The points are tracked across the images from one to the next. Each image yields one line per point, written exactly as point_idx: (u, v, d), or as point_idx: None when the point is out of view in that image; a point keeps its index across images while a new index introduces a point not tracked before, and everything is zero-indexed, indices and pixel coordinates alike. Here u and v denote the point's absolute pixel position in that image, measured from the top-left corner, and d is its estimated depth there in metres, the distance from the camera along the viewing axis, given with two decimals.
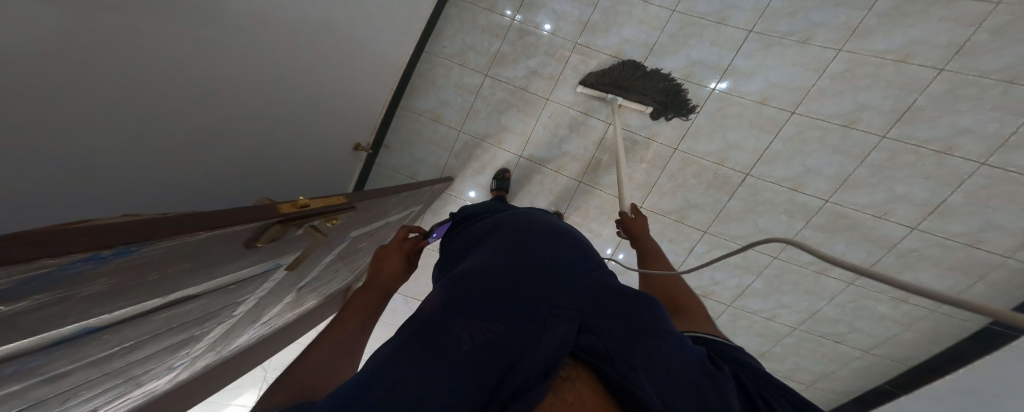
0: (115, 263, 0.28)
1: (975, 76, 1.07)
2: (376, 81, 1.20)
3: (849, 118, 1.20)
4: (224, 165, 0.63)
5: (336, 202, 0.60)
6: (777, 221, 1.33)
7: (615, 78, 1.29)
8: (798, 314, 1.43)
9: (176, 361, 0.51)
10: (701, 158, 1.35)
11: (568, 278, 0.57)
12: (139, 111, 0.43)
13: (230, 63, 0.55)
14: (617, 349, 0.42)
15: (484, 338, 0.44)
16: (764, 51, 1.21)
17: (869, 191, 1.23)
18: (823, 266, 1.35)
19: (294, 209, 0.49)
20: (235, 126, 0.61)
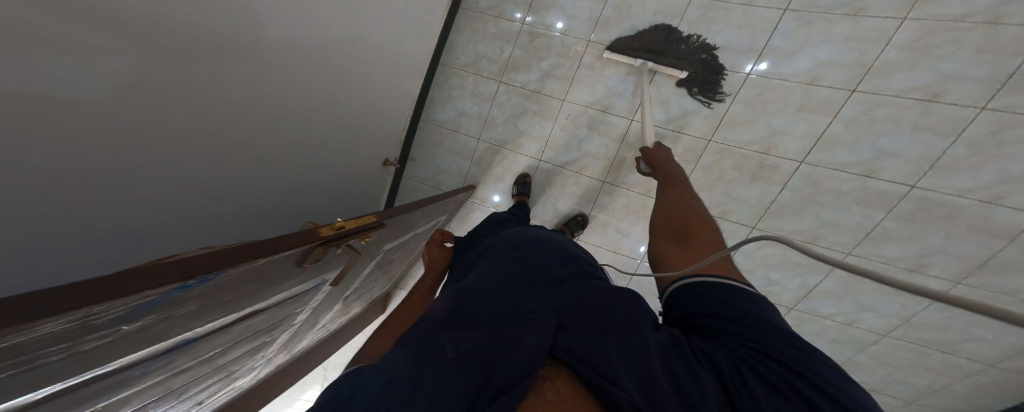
0: (199, 287, 0.38)
1: None
2: (390, 87, 0.94)
3: (932, 90, 0.89)
4: (289, 198, 0.69)
5: (366, 222, 0.71)
6: (848, 212, 1.04)
7: (654, 40, 0.96)
8: (887, 320, 1.16)
9: (254, 362, 0.69)
10: (741, 148, 1.00)
11: (547, 283, 0.52)
12: (227, 148, 0.47)
13: (285, 91, 0.55)
14: (593, 347, 0.37)
15: (467, 343, 0.39)
16: (807, 29, 0.92)
17: (974, 173, 0.93)
18: (919, 263, 1.04)
19: (330, 231, 0.60)
20: (298, 148, 0.65)
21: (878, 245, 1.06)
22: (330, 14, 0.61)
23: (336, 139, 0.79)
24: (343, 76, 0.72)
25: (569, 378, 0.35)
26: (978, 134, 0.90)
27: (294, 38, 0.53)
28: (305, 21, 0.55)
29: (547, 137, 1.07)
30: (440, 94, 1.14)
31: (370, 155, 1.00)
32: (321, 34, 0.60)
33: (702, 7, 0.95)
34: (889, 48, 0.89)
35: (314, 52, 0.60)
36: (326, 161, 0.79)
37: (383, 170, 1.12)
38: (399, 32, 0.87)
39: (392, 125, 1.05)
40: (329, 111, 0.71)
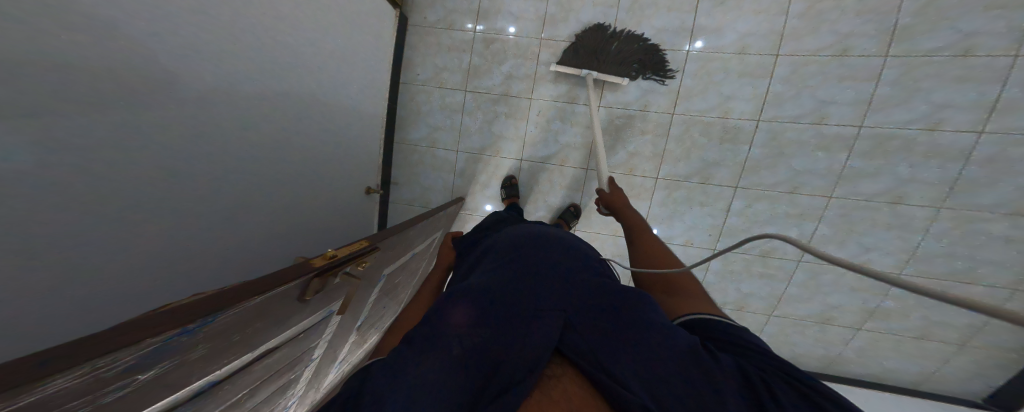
0: (201, 330, 0.37)
1: None
2: (365, 117, 1.01)
3: (841, 48, 1.01)
4: (256, 221, 0.66)
5: (359, 247, 0.68)
6: (814, 159, 1.15)
7: (591, 45, 1.02)
8: (895, 257, 1.21)
9: (287, 402, 0.58)
10: (703, 115, 1.08)
11: (550, 286, 0.65)
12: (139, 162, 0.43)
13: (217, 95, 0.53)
14: (595, 348, 0.51)
15: (475, 341, 0.53)
16: (723, 7, 1.00)
17: (906, 106, 1.09)
18: (896, 195, 1.16)
19: (323, 260, 0.58)
20: (249, 158, 0.61)
21: (853, 184, 1.16)
22: (278, 29, 0.63)
23: (310, 158, 0.79)
24: (303, 93, 0.73)
25: (575, 379, 0.50)
26: (896, 75, 1.08)
27: (225, 42, 0.52)
28: (240, 29, 0.55)
29: (523, 137, 1.14)
30: (409, 113, 1.17)
31: (350, 180, 1.01)
32: (267, 46, 0.61)
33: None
34: (791, 17, 0.99)
35: (264, 61, 0.61)
36: (304, 181, 0.79)
37: (368, 199, 1.14)
38: (361, 64, 0.93)
39: (369, 151, 1.08)
40: (295, 123, 0.72)
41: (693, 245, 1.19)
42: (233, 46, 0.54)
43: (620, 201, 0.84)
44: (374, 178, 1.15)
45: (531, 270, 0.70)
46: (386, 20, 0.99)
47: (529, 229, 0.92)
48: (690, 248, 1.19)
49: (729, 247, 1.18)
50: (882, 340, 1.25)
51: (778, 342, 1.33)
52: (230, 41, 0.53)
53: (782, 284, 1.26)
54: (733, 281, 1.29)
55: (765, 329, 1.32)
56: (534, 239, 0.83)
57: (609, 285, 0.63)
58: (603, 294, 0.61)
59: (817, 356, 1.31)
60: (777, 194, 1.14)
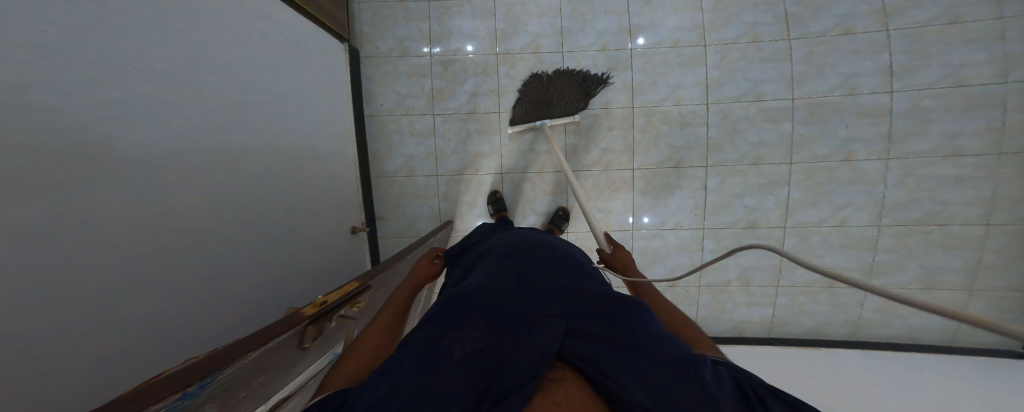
0: (204, 390, 0.41)
1: None
2: (327, 151, 0.95)
3: (750, 35, 1.16)
4: (224, 272, 0.65)
5: (351, 288, 0.66)
6: (766, 131, 1.24)
7: (532, 98, 1.04)
8: (868, 210, 1.26)
9: None
10: (659, 105, 1.14)
11: (553, 285, 0.58)
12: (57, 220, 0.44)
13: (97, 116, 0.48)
14: (601, 353, 0.45)
15: (476, 345, 0.47)
16: (648, 8, 1.13)
17: (823, 76, 1.24)
18: (847, 153, 1.25)
19: (314, 308, 0.58)
20: (179, 198, 0.59)
21: (807, 148, 1.24)
22: (180, 61, 0.60)
23: (251, 190, 0.72)
24: (231, 124, 0.68)
25: (575, 381, 0.44)
26: (804, 53, 1.24)
27: (87, 67, 0.48)
28: (120, 55, 0.52)
29: (500, 151, 1.09)
30: (381, 145, 1.11)
31: (321, 219, 0.92)
32: (165, 78, 0.58)
33: (570, 4, 1.10)
34: (705, 11, 1.15)
35: (158, 88, 0.56)
36: (266, 221, 0.75)
37: (354, 239, 1.05)
38: (303, 94, 0.88)
39: (340, 187, 1.00)
40: (221, 152, 0.66)
41: (683, 228, 1.19)
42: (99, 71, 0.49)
43: (622, 260, 0.75)
44: (357, 215, 1.06)
45: (534, 269, 0.63)
46: (335, 56, 1.00)
47: (527, 233, 0.86)
48: (680, 231, 1.19)
49: (716, 224, 1.19)
50: None
51: (798, 314, 1.26)
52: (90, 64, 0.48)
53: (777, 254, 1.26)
54: (732, 257, 1.27)
55: (778, 302, 1.27)
56: (536, 241, 0.77)
57: (610, 291, 0.56)
58: (606, 296, 0.54)
59: (838, 323, 1.25)
60: (744, 167, 1.18)
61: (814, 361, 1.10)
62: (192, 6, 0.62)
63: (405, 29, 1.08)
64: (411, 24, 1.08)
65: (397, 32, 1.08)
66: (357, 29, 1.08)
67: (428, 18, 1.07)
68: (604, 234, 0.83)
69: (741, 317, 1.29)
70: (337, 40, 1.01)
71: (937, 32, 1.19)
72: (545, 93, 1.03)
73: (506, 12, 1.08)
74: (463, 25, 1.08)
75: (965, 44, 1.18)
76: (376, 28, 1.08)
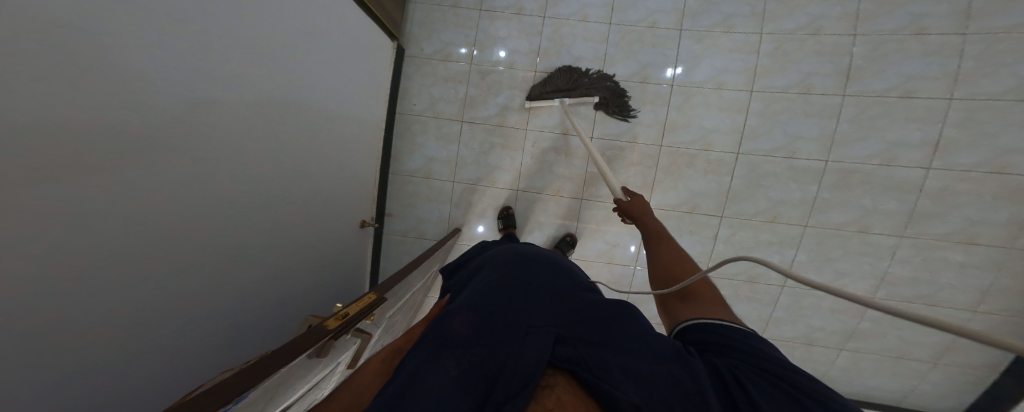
0: (240, 403, 0.43)
1: (885, 35, 1.15)
2: (358, 148, 0.95)
3: (803, 85, 1.09)
4: (274, 276, 0.68)
5: (369, 300, 0.70)
6: (790, 190, 1.22)
7: (559, 81, 1.00)
8: (867, 281, 1.27)
9: None
10: (688, 148, 1.11)
11: (543, 295, 0.59)
12: (209, 242, 0.51)
13: (234, 150, 0.53)
14: (590, 356, 0.47)
15: (469, 361, 0.47)
16: (701, 45, 1.06)
17: (864, 142, 1.19)
18: (864, 223, 1.23)
19: (337, 321, 0.61)
20: (260, 209, 0.62)
21: (825, 213, 1.23)
22: (284, 85, 0.62)
23: (295, 198, 0.72)
24: (303, 137, 0.70)
25: (569, 384, 0.45)
26: (854, 113, 1.18)
27: (238, 110, 0.52)
28: (224, 75, 0.49)
29: (519, 168, 1.08)
30: (404, 143, 1.09)
31: (340, 216, 0.93)
32: (257, 93, 0.56)
33: (620, 32, 1.03)
34: (761, 55, 1.07)
35: (244, 106, 0.54)
36: (300, 228, 0.76)
37: (362, 232, 1.06)
38: (348, 96, 0.85)
39: (362, 185, 1.01)
40: (277, 165, 0.65)
41: None
42: (211, 96, 0.47)
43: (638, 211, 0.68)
44: (368, 210, 1.07)
45: (524, 279, 0.64)
46: (381, 53, 0.95)
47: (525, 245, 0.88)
48: None
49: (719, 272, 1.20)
50: (864, 358, 1.29)
51: None
52: (206, 90, 0.46)
53: (768, 308, 1.30)
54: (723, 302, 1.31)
55: None
56: (527, 250, 0.78)
57: (598, 297, 0.59)
58: (599, 302, 0.57)
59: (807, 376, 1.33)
60: (760, 222, 1.19)
61: None
62: (294, 27, 0.63)
63: (452, 34, 1.02)
64: (459, 29, 1.02)
65: (443, 36, 1.03)
66: (408, 28, 1.03)
67: (476, 27, 1.02)
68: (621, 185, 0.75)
69: None
70: (387, 38, 0.96)
71: (997, 113, 1.12)
72: (573, 82, 1.01)
73: (554, 28, 1.02)
74: (507, 32, 1.02)
75: None
76: (425, 29, 1.03)
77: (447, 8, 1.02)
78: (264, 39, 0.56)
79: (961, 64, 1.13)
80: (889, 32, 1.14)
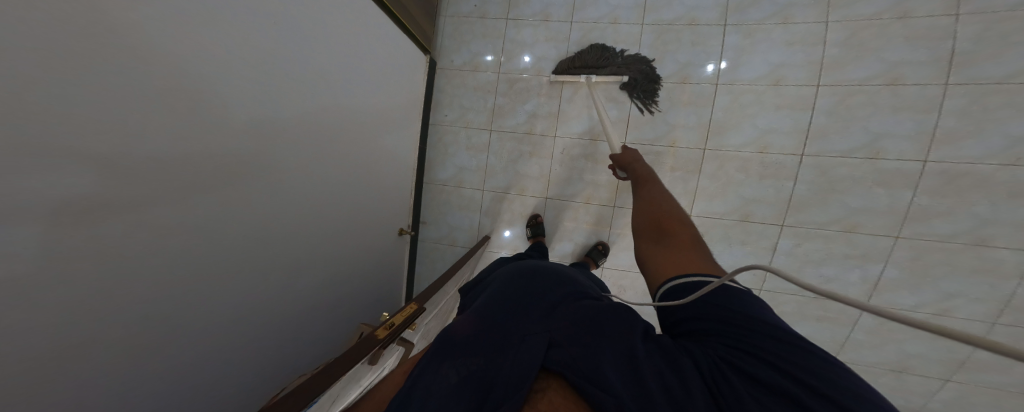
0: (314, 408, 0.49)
1: (1006, 11, 0.93)
2: (396, 159, 1.01)
3: (889, 76, 0.94)
4: (314, 279, 0.75)
5: (411, 310, 0.75)
6: (873, 197, 1.03)
7: (589, 58, 0.97)
8: (985, 306, 1.02)
9: None
10: (738, 152, 1.00)
11: (544, 304, 0.57)
12: (250, 245, 0.56)
13: (279, 164, 0.59)
14: (582, 358, 0.43)
15: (468, 371, 0.46)
16: (752, 39, 0.95)
17: (977, 140, 0.97)
18: (978, 236, 1.00)
19: (385, 331, 0.67)
20: (303, 216, 0.68)
21: (922, 224, 1.03)
22: (325, 107, 0.68)
23: (337, 208, 0.79)
24: (343, 152, 0.76)
25: (561, 388, 0.42)
26: (960, 105, 0.97)
27: (280, 127, 0.58)
28: (266, 109, 0.54)
29: (548, 175, 1.06)
30: (437, 154, 1.13)
31: (379, 223, 0.99)
32: (301, 111, 0.62)
33: (654, 32, 0.97)
34: (829, 46, 0.94)
35: (287, 135, 0.59)
36: (342, 237, 0.82)
37: (400, 239, 1.12)
38: (385, 112, 0.91)
39: (399, 194, 1.06)
40: (319, 180, 0.71)
41: None
42: (254, 129, 0.52)
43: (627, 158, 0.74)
44: (406, 219, 1.13)
45: (529, 291, 0.63)
46: (416, 68, 1.00)
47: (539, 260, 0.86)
48: None
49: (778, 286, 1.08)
50: (982, 400, 1.04)
51: None
52: (248, 124, 0.51)
53: (845, 329, 1.11)
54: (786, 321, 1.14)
55: None
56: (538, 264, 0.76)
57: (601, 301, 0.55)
58: (599, 305, 0.53)
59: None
60: (833, 233, 1.04)
61: None
62: (336, 53, 0.70)
63: (479, 43, 1.05)
64: (487, 39, 1.04)
65: (471, 46, 1.06)
66: (439, 41, 1.08)
67: (504, 35, 1.03)
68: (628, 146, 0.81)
69: None
70: (421, 52, 1.02)
71: None
72: (603, 61, 0.97)
73: (583, 32, 1.00)
74: (535, 40, 1.02)
75: None
76: (454, 42, 1.07)
77: (476, 20, 1.05)
78: (304, 73, 0.62)
79: None
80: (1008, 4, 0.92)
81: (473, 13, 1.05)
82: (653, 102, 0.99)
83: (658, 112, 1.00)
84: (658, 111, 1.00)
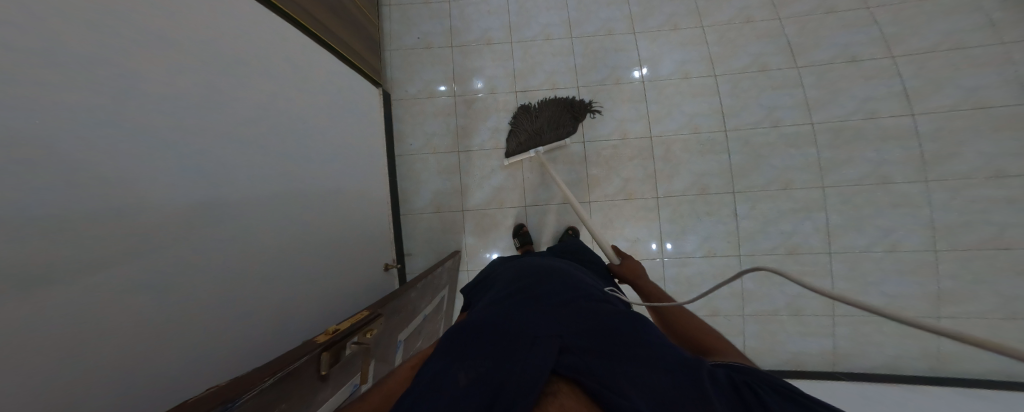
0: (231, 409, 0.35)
1: (809, 14, 1.30)
2: (366, 188, 0.97)
3: (757, 64, 1.23)
4: (273, 292, 0.61)
5: (362, 316, 0.59)
6: (791, 156, 1.21)
7: (523, 129, 1.04)
8: (919, 234, 1.17)
9: None
10: (677, 134, 1.15)
11: (548, 307, 0.53)
12: (179, 211, 0.47)
13: (218, 132, 0.54)
14: (599, 366, 0.39)
15: (477, 371, 0.39)
16: (655, 43, 1.19)
17: (838, 102, 1.25)
18: (881, 176, 1.20)
19: (327, 336, 0.52)
20: (252, 204, 0.59)
21: (836, 172, 1.21)
22: (274, 106, 0.67)
23: (303, 224, 0.71)
24: (302, 162, 0.73)
25: (574, 394, 0.37)
26: (814, 80, 1.26)
27: (218, 95, 0.55)
28: (187, 63, 0.50)
29: (522, 184, 1.10)
30: (409, 183, 1.12)
31: (359, 255, 0.90)
32: (244, 92, 0.60)
33: (583, 43, 1.16)
34: (710, 45, 1.22)
35: (213, 109, 0.53)
36: (306, 255, 0.71)
37: (387, 276, 1.01)
38: (344, 131, 0.91)
39: (378, 227, 0.99)
40: (275, 182, 0.65)
41: (717, 255, 1.14)
42: (153, 80, 0.45)
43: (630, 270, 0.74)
44: (390, 253, 1.04)
45: (532, 294, 0.58)
46: (372, 99, 1.06)
47: (534, 260, 0.80)
48: (715, 258, 1.13)
49: (753, 250, 1.15)
50: None
51: (862, 344, 1.13)
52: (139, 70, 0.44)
53: (826, 279, 1.18)
54: (774, 283, 1.18)
55: (837, 332, 1.15)
56: (540, 267, 0.71)
57: (612, 308, 0.52)
58: (612, 313, 0.50)
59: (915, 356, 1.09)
60: (775, 192, 1.18)
61: (896, 403, 0.95)
62: (285, 58, 0.72)
63: (431, 71, 1.16)
64: (436, 67, 1.16)
65: (423, 75, 1.16)
66: (390, 74, 1.17)
67: (452, 61, 1.16)
68: (612, 247, 0.84)
69: (797, 347, 1.16)
70: (372, 85, 1.06)
71: (943, 57, 1.22)
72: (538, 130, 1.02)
73: (523, 53, 1.16)
74: (481, 64, 1.15)
75: (976, 68, 1.20)
76: (406, 74, 1.17)
77: (422, 50, 1.17)
78: (236, 60, 0.60)
79: (883, 30, 1.27)
80: (806, 12, 1.30)
81: (417, 44, 1.17)
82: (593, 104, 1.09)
83: (602, 109, 1.14)
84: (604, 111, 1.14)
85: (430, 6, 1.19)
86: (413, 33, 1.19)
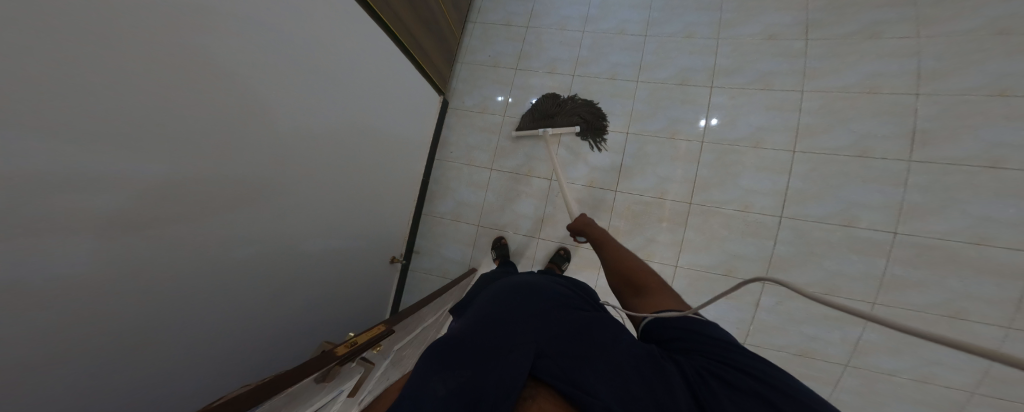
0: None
1: (959, 94, 1.01)
2: (400, 190, 1.05)
3: (857, 148, 1.04)
4: (297, 284, 0.72)
5: (377, 331, 0.66)
6: (850, 262, 1.04)
7: (542, 110, 1.09)
8: (966, 375, 1.02)
9: None
10: (722, 207, 1.06)
11: (524, 305, 0.49)
12: (246, 220, 0.57)
13: (283, 155, 0.62)
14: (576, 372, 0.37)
15: (459, 380, 0.36)
16: (734, 102, 1.08)
17: (943, 218, 1.00)
18: (953, 308, 0.98)
19: (345, 348, 0.58)
20: (303, 209, 0.70)
21: (900, 292, 1.01)
22: (347, 123, 0.77)
23: (336, 236, 0.81)
24: (353, 173, 0.83)
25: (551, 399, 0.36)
26: (924, 182, 1.01)
27: (306, 130, 0.66)
28: (287, 99, 0.60)
29: (542, 216, 1.10)
30: (440, 188, 1.18)
31: (380, 250, 1.03)
32: (321, 120, 0.69)
33: (648, 88, 1.11)
34: (803, 114, 1.06)
35: (272, 134, 0.58)
36: (329, 261, 0.81)
37: (391, 268, 1.11)
38: (396, 138, 0.97)
39: (400, 226, 1.10)
40: (326, 191, 0.75)
41: None
42: (227, 101, 0.49)
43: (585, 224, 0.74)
44: (400, 248, 1.14)
45: (506, 292, 0.53)
46: (431, 106, 1.11)
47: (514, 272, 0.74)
48: None
49: (762, 343, 1.14)
50: None
51: None
52: (229, 101, 0.49)
53: (828, 388, 1.10)
54: None
55: None
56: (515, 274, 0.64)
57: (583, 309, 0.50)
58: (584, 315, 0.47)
59: None
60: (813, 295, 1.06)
61: None
62: (364, 80, 0.79)
63: (491, 88, 1.19)
64: (497, 85, 1.18)
65: (482, 90, 1.19)
66: (454, 85, 1.22)
67: (512, 83, 1.17)
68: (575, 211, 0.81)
69: None
70: (435, 92, 1.13)
71: None
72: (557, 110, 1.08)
73: (582, 88, 1.14)
74: (539, 87, 1.16)
75: None
76: (468, 86, 1.21)
77: (490, 68, 1.20)
78: (325, 85, 0.68)
79: None
80: (959, 92, 1.01)
81: (487, 62, 1.21)
82: (603, 140, 1.11)
83: (607, 150, 1.11)
84: (652, 166, 1.09)
85: (509, 28, 1.22)
86: (486, 51, 1.22)
